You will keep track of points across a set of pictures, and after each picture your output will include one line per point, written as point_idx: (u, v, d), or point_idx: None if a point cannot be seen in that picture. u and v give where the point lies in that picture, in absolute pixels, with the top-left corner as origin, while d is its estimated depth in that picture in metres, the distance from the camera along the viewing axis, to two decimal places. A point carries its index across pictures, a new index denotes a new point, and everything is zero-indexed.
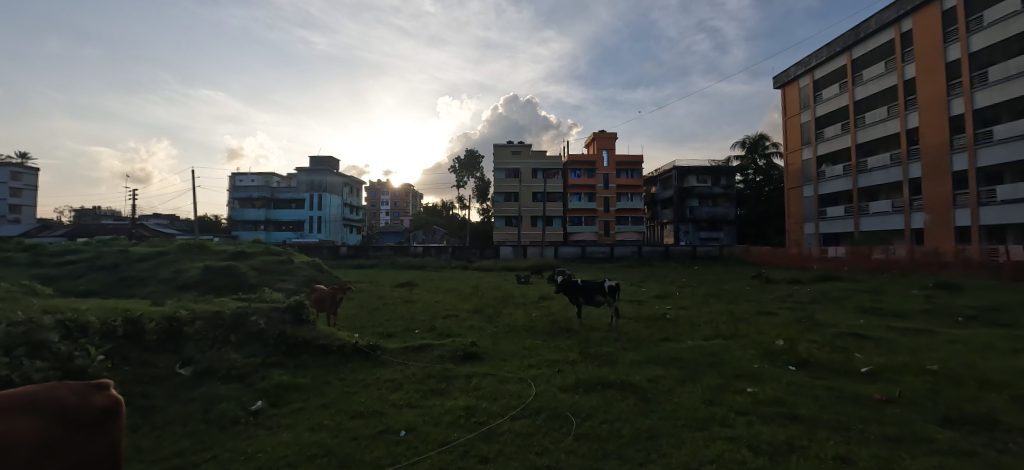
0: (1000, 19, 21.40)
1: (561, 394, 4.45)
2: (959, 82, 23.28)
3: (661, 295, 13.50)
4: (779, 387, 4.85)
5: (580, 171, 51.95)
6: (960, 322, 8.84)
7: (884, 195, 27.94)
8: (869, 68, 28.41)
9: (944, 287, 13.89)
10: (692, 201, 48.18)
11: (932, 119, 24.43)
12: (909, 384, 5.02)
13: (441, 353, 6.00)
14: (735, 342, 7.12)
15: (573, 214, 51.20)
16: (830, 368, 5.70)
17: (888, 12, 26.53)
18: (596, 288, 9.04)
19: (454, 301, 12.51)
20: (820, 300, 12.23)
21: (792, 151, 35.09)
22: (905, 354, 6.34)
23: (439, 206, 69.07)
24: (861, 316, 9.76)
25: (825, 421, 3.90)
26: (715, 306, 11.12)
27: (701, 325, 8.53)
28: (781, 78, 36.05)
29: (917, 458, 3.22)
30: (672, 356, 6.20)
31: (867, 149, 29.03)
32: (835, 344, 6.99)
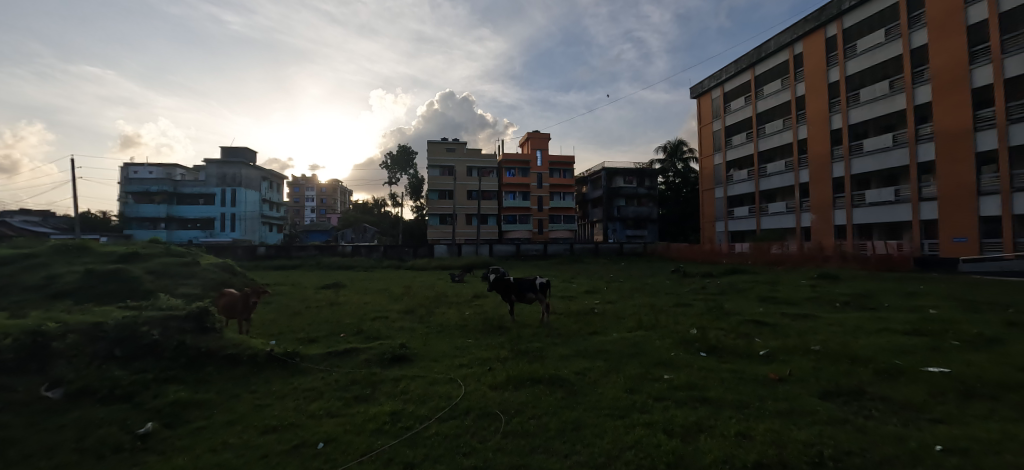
0: (868, 48, 25.04)
1: (491, 392, 4.44)
2: (838, 101, 26.96)
3: (590, 290, 14.14)
4: (692, 372, 5.26)
5: (514, 170, 52.74)
6: (837, 307, 10.30)
7: (781, 196, 31.55)
8: (769, 84, 31.99)
9: (826, 277, 16.07)
10: (619, 200, 51.12)
11: (818, 131, 28.01)
12: (797, 363, 5.70)
13: (368, 357, 5.74)
14: (655, 333, 7.61)
15: (508, 213, 51.81)
16: (733, 352, 6.31)
17: (784, 35, 30.10)
18: (528, 285, 9.12)
19: (384, 302, 12.05)
20: (728, 291, 13.49)
21: (706, 156, 38.49)
22: (796, 337, 7.19)
23: (369, 203, 66.20)
24: (761, 304, 10.96)
25: (729, 401, 4.28)
26: (639, 299, 11.88)
27: (626, 318, 9.01)
28: (697, 88, 39.44)
29: (803, 428, 3.66)
30: (598, 348, 6.47)
31: (767, 156, 32.58)
32: (740, 330, 7.74)
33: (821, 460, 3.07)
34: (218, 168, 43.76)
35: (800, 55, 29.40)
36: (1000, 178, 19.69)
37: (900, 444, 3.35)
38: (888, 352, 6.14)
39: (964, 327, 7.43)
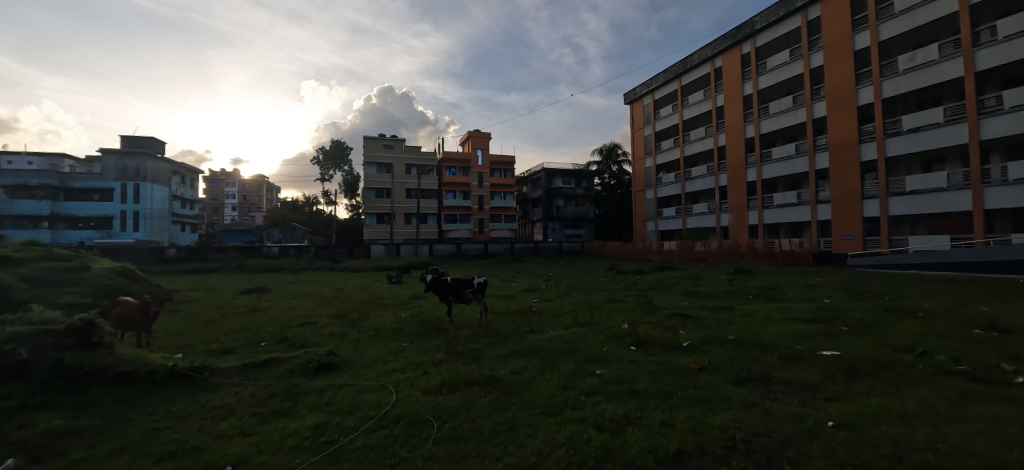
0: (776, 66, 27.89)
1: (424, 398, 4.30)
2: (751, 112, 29.75)
3: (529, 289, 14.32)
4: (622, 366, 5.48)
5: (455, 168, 52.28)
6: (750, 299, 11.32)
7: (703, 198, 34.11)
8: (693, 94, 34.60)
9: (741, 272, 17.62)
10: (558, 200, 52.70)
11: (734, 139, 30.71)
12: (715, 352, 6.15)
13: (291, 367, 5.34)
14: (589, 329, 7.85)
15: (448, 212, 51.20)
16: (660, 344, 6.68)
17: (706, 49, 32.71)
18: (465, 285, 9.01)
19: (313, 307, 11.34)
20: (657, 287, 14.30)
21: (638, 159, 40.76)
22: (715, 328, 7.79)
23: (299, 201, 62.17)
24: (686, 298, 11.76)
25: (654, 392, 4.50)
26: (575, 297, 12.23)
27: (563, 315, 9.25)
28: (630, 95, 41.69)
29: (718, 414, 3.94)
30: (535, 347, 6.55)
31: (692, 161, 35.13)
32: (666, 324, 8.22)
33: (734, 444, 3.31)
34: (117, 159, 38.40)
35: (720, 68, 32.08)
36: (878, 185, 22.77)
37: (800, 423, 3.70)
38: (791, 339, 6.83)
39: (852, 315, 8.47)
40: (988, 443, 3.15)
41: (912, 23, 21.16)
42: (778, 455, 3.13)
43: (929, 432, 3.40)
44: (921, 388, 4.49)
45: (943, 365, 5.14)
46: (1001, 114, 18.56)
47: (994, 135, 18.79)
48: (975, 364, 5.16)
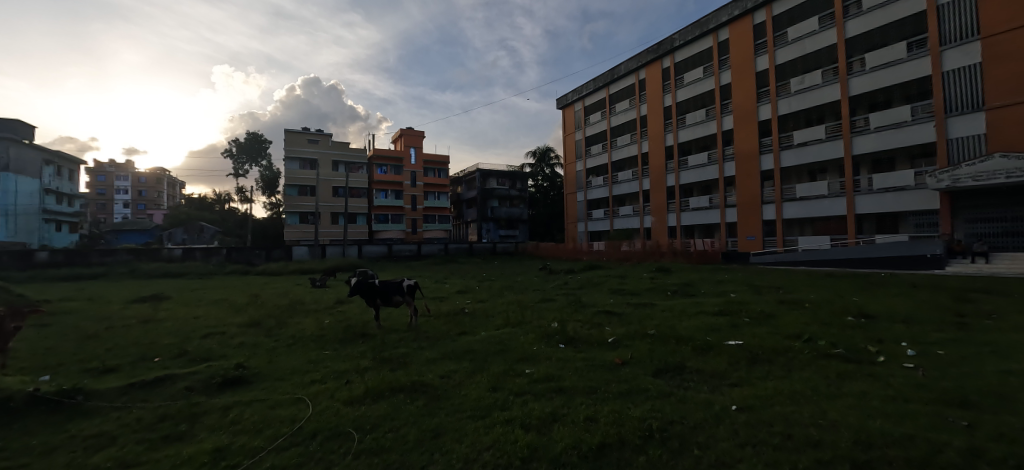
0: (692, 81, 30.47)
1: (344, 409, 4.06)
2: (671, 122, 32.16)
3: (462, 290, 14.18)
4: (551, 364, 5.60)
5: (386, 167, 50.55)
6: (669, 294, 12.22)
7: (629, 201, 36.20)
8: (620, 102, 36.72)
9: (661, 270, 18.97)
10: (493, 202, 53.20)
11: (656, 146, 33.02)
12: (636, 346, 6.52)
13: (190, 383, 4.78)
14: (520, 328, 7.95)
15: (378, 212, 49.34)
16: (587, 341, 6.94)
17: (631, 61, 34.90)
18: (395, 288, 8.69)
19: (222, 315, 10.27)
20: (586, 286, 14.91)
21: (570, 163, 42.37)
22: (637, 323, 8.26)
23: (208, 198, 56.24)
24: (612, 295, 12.39)
25: (580, 388, 4.65)
26: (508, 297, 12.34)
27: (495, 316, 9.27)
28: (562, 100, 43.17)
29: (638, 405, 4.16)
30: (465, 348, 6.48)
31: (618, 165, 37.15)
32: (593, 321, 8.57)
33: (651, 433, 3.50)
34: None
35: (644, 80, 34.35)
36: (775, 191, 25.68)
37: (709, 409, 4.02)
38: (703, 330, 7.45)
39: (753, 307, 9.44)
40: (856, 415, 3.63)
41: (801, 51, 24.28)
42: (688, 441, 3.37)
43: (813, 410, 3.85)
44: (806, 370, 5.11)
45: (824, 349, 5.89)
46: (868, 133, 21.78)
47: (863, 151, 21.99)
48: (848, 347, 5.98)
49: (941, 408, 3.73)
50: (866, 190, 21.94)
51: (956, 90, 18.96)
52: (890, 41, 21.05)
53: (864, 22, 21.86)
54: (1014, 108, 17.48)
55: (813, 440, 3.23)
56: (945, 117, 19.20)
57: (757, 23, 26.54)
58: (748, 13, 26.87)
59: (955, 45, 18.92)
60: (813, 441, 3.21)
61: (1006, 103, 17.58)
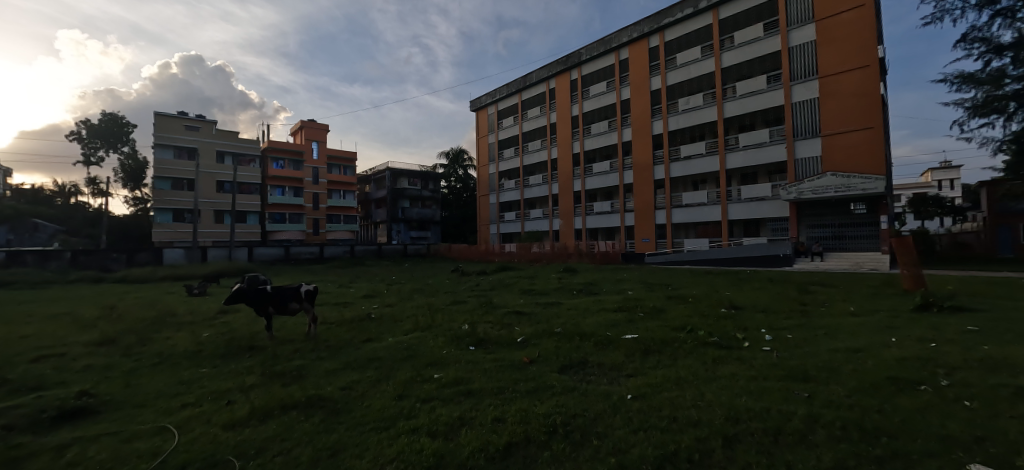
0: (597, 94, 32.67)
1: (224, 434, 3.59)
2: (578, 131, 34.09)
3: (369, 294, 13.48)
4: (460, 367, 5.55)
5: (283, 161, 46.26)
6: (574, 293, 12.93)
7: (539, 204, 37.61)
8: (531, 109, 38.02)
9: (568, 270, 19.97)
10: (404, 202, 51.67)
11: (564, 153, 34.80)
12: (543, 345, 6.75)
13: (11, 421, 3.85)
14: (430, 332, 7.76)
15: (273, 210, 44.95)
16: (496, 342, 7.01)
17: (542, 71, 36.40)
18: (290, 294, 7.89)
19: (62, 333, 8.47)
20: (497, 287, 15.11)
21: (483, 165, 42.81)
22: (545, 322, 8.57)
23: (45, 189, 46.16)
24: (522, 296, 12.74)
25: (488, 390, 4.67)
26: (418, 300, 12.01)
27: (404, 321, 8.93)
28: (476, 102, 43.46)
29: (543, 402, 4.30)
30: (370, 356, 6.14)
31: (529, 169, 38.39)
32: (504, 321, 8.69)
33: (554, 428, 3.63)
34: None
35: (554, 89, 36.00)
36: (666, 198, 28.53)
37: (608, 399, 4.30)
38: (604, 326, 7.99)
39: (647, 303, 10.38)
40: (726, 394, 4.17)
41: (688, 75, 27.41)
42: (589, 432, 3.56)
43: (693, 393, 4.33)
44: (689, 358, 5.73)
45: (703, 338, 6.67)
46: (738, 150, 25.25)
47: (734, 165, 25.44)
48: (721, 335, 6.85)
49: (791, 383, 4.43)
50: (736, 199, 25.39)
51: (801, 119, 22.90)
52: (754, 73, 24.71)
53: (736, 54, 25.35)
54: (840, 136, 21.63)
55: (693, 420, 3.62)
56: (793, 140, 23.07)
57: (652, 47, 29.43)
58: (645, 37, 29.67)
59: (801, 81, 22.85)
60: (694, 421, 3.61)
61: (835, 131, 21.69)
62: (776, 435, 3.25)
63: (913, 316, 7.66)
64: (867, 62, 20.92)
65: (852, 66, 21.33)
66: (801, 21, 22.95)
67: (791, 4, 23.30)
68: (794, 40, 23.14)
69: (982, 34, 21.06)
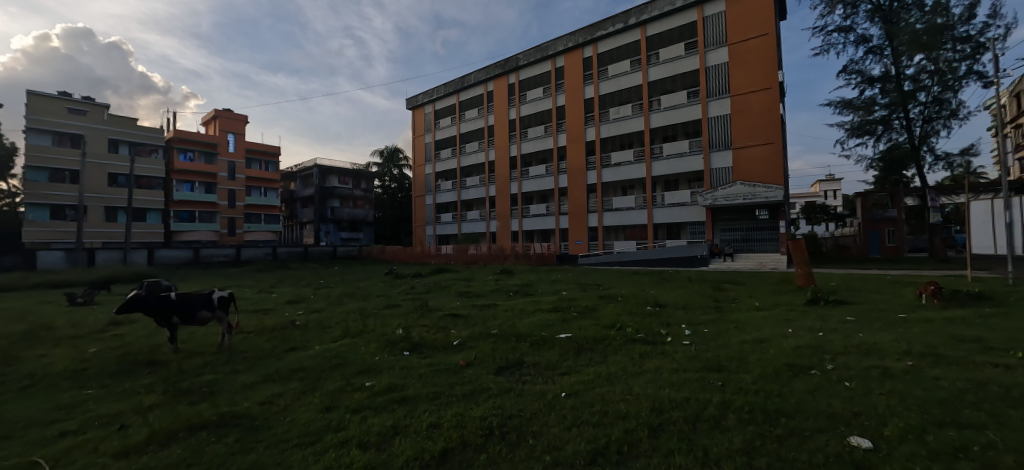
0: (534, 99, 33.39)
1: (116, 464, 3.15)
2: (515, 134, 34.55)
3: (293, 300, 12.58)
4: (394, 374, 5.35)
5: (193, 153, 41.87)
6: (510, 295, 13.08)
7: (476, 206, 37.56)
8: (469, 110, 37.91)
9: (504, 272, 20.17)
10: (333, 201, 49.03)
11: (501, 156, 35.12)
12: (480, 347, 6.73)
13: None
14: (361, 339, 7.41)
15: (180, 208, 40.52)
16: (432, 346, 6.86)
17: (480, 73, 36.48)
18: (199, 302, 7.11)
19: None
20: (433, 289, 14.84)
21: (419, 165, 41.95)
22: (482, 324, 8.53)
23: None
24: (458, 298, 12.63)
25: (423, 396, 4.55)
26: (348, 305, 11.42)
27: (332, 327, 8.44)
28: (413, 100, 42.48)
29: (480, 405, 4.27)
30: (294, 367, 5.72)
31: (467, 171, 38.24)
32: (440, 325, 8.52)
33: (491, 431, 3.63)
34: None
35: (492, 92, 36.21)
36: (597, 202, 29.83)
37: (543, 399, 4.39)
38: (539, 327, 8.16)
39: (580, 303, 10.78)
40: (652, 387, 4.43)
41: (618, 86, 28.96)
42: (525, 431, 3.61)
43: (622, 387, 4.55)
44: (618, 354, 6.03)
45: (631, 335, 7.06)
46: (662, 159, 27.11)
47: (658, 173, 27.27)
48: (647, 332, 7.30)
49: (706, 373, 4.83)
50: (661, 204, 27.23)
51: (716, 132, 25.11)
52: (677, 88, 26.70)
53: (661, 70, 27.22)
54: (748, 149, 24.03)
55: (623, 413, 3.81)
56: (709, 151, 25.25)
57: (586, 57, 30.68)
58: (579, 47, 30.86)
59: (716, 98, 25.08)
60: (623, 414, 3.79)
61: (744, 145, 24.09)
62: (696, 422, 3.52)
63: (805, 309, 8.71)
64: (769, 84, 23.49)
65: (758, 87, 23.81)
66: (716, 44, 25.21)
67: (707, 27, 25.50)
68: (710, 61, 25.35)
69: (858, 66, 24.58)
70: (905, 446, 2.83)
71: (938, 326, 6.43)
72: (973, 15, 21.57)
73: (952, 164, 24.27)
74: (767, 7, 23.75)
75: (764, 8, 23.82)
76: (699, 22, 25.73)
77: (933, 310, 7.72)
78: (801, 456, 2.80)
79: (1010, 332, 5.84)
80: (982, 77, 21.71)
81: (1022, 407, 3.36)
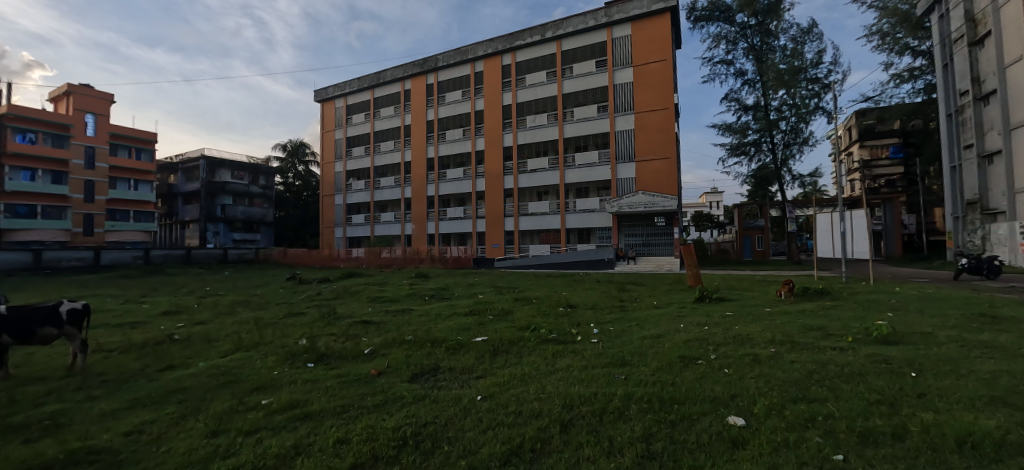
0: (452, 101, 33.20)
1: None
2: (432, 136, 33.99)
3: (171, 310, 10.95)
4: (295, 389, 4.91)
5: (35, 135, 34.80)
6: (426, 299, 12.81)
7: (390, 207, 36.18)
8: (384, 107, 36.48)
9: (420, 276, 19.72)
10: (224, 198, 43.87)
11: (418, 157, 34.33)
12: (392, 354, 6.47)
13: None
14: (257, 352, 6.70)
15: (16, 201, 33.47)
16: (339, 356, 6.44)
17: (397, 70, 35.34)
18: (41, 316, 5.87)
19: None
20: (342, 295, 13.97)
21: (327, 162, 39.37)
22: (395, 330, 8.21)
23: None
24: (370, 304, 12.03)
25: (330, 410, 4.26)
26: (241, 315, 10.24)
27: (220, 341, 7.51)
28: (322, 93, 39.71)
29: (392, 415, 4.10)
30: (171, 388, 4.98)
31: (381, 171, 36.71)
32: (349, 333, 8.03)
33: (403, 440, 3.51)
34: None
35: (409, 91, 35.28)
36: (514, 207, 30.49)
37: (458, 403, 4.36)
38: (456, 331, 8.08)
39: (497, 306, 10.91)
40: (562, 385, 4.64)
41: (535, 95, 30.00)
42: (440, 438, 3.55)
43: (535, 386, 4.70)
44: (532, 355, 6.20)
45: (544, 335, 7.32)
46: (574, 167, 28.60)
47: (571, 180, 28.70)
48: (559, 332, 7.63)
49: (611, 368, 5.19)
50: (573, 210, 28.67)
51: (622, 145, 27.16)
52: (588, 102, 28.40)
53: (574, 83, 28.75)
54: (649, 162, 26.39)
55: (536, 412, 3.93)
56: (616, 163, 27.22)
57: (504, 64, 31.30)
58: (498, 54, 31.39)
59: (622, 114, 27.16)
60: (536, 413, 3.92)
61: (645, 158, 26.43)
62: (602, 414, 3.76)
63: (694, 306, 9.80)
64: (666, 105, 26.06)
65: (657, 107, 26.30)
66: (623, 64, 27.33)
67: (615, 48, 27.56)
68: (617, 79, 27.39)
69: (736, 95, 28.36)
70: (768, 421, 3.31)
71: (793, 318, 7.67)
72: (820, 61, 26.15)
73: (804, 183, 28.98)
74: (666, 35, 26.36)
75: (663, 36, 26.40)
76: (609, 43, 27.70)
77: (790, 305, 9.18)
78: (690, 437, 3.13)
79: (843, 320, 7.17)
80: (825, 113, 26.37)
81: (852, 381, 4.13)
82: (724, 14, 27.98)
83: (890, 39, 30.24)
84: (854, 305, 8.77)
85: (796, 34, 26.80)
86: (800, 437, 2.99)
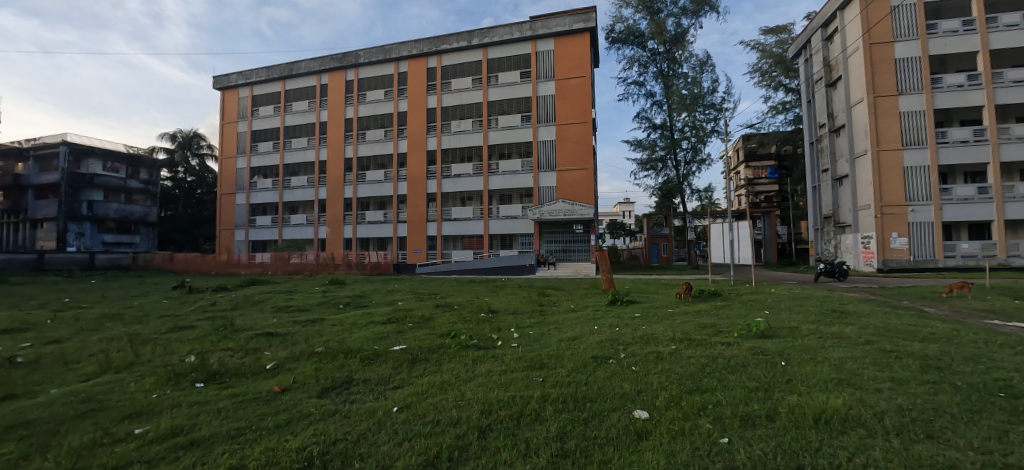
0: (373, 100, 31.86)
1: None
2: (351, 135, 32.35)
3: (11, 328, 8.97)
4: (180, 413, 4.33)
5: None
6: (340, 307, 12.04)
7: (302, 209, 33.69)
8: (296, 101, 33.92)
9: (334, 282, 18.50)
10: (92, 194, 37.43)
11: (334, 157, 32.42)
12: (299, 369, 5.96)
13: None
14: (133, 373, 5.79)
15: None
16: (236, 373, 5.78)
17: (313, 63, 33.10)
18: None
19: None
20: (242, 305, 12.62)
21: (228, 157, 35.58)
22: (303, 343, 7.58)
23: None
24: (275, 314, 10.98)
25: (222, 434, 3.80)
26: (112, 331, 8.77)
27: (83, 362, 6.35)
28: (222, 80, 35.79)
29: (298, 434, 3.79)
30: (11, 422, 4.10)
31: (292, 170, 33.99)
32: (249, 347, 7.25)
33: (310, 462, 3.24)
34: None
35: (326, 85, 33.22)
36: (437, 211, 30.00)
37: (373, 417, 4.15)
38: (372, 340, 7.68)
39: (418, 313, 10.59)
40: (481, 390, 4.66)
41: (460, 100, 29.96)
42: (350, 455, 3.34)
43: (454, 394, 4.65)
44: (454, 361, 6.14)
45: (465, 341, 7.28)
46: (497, 174, 28.99)
47: (494, 187, 29.01)
48: (480, 338, 7.62)
49: (530, 371, 5.31)
50: (496, 216, 28.99)
51: (544, 154, 28.10)
52: (512, 110, 28.98)
53: (500, 91, 29.21)
54: (569, 171, 27.66)
55: (453, 420, 3.88)
56: (538, 171, 28.10)
57: (430, 67, 30.83)
58: (423, 55, 30.81)
59: (544, 124, 28.14)
60: (454, 420, 3.87)
61: (565, 168, 27.64)
62: (519, 417, 3.83)
63: (607, 309, 10.42)
64: (585, 118, 27.56)
65: (577, 120, 27.70)
66: (546, 77, 28.37)
67: (539, 61, 28.54)
68: (541, 91, 28.35)
69: (647, 114, 30.92)
70: (669, 414, 3.59)
71: (692, 317, 8.48)
72: (714, 88, 29.55)
73: (702, 197, 32.42)
74: (585, 54, 27.89)
75: (583, 55, 27.89)
76: (533, 55, 28.62)
77: (688, 306, 10.15)
78: (600, 433, 3.31)
79: (731, 319, 8.10)
80: (719, 135, 29.75)
81: (736, 372, 4.66)
82: (637, 38, 30.35)
83: (769, 76, 35.08)
84: (738, 304, 9.98)
85: (695, 63, 29.98)
86: (694, 425, 3.31)
